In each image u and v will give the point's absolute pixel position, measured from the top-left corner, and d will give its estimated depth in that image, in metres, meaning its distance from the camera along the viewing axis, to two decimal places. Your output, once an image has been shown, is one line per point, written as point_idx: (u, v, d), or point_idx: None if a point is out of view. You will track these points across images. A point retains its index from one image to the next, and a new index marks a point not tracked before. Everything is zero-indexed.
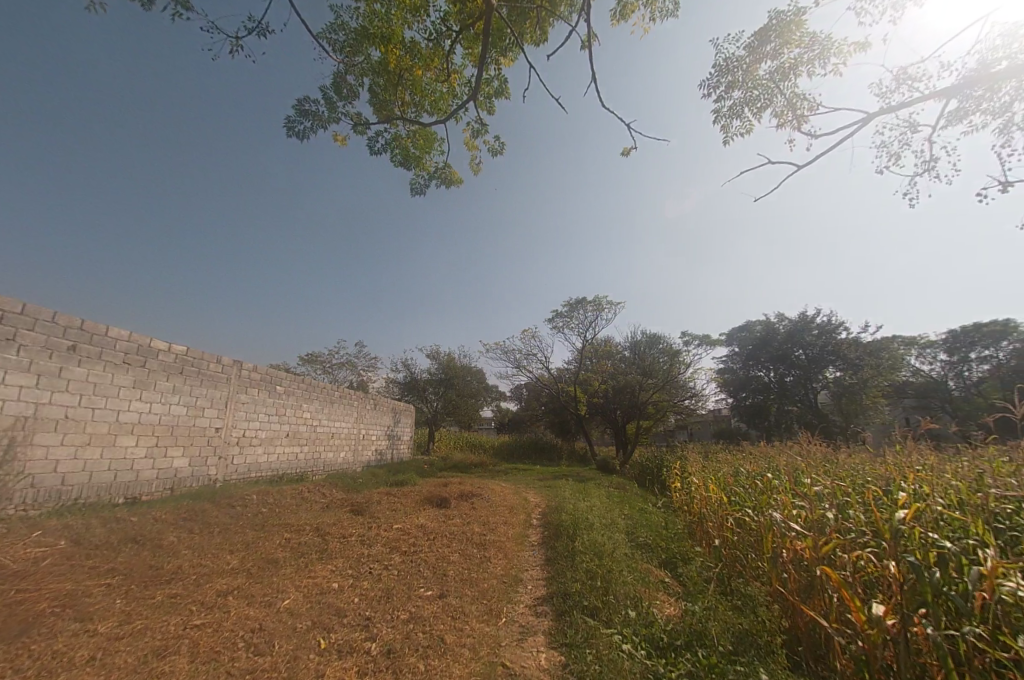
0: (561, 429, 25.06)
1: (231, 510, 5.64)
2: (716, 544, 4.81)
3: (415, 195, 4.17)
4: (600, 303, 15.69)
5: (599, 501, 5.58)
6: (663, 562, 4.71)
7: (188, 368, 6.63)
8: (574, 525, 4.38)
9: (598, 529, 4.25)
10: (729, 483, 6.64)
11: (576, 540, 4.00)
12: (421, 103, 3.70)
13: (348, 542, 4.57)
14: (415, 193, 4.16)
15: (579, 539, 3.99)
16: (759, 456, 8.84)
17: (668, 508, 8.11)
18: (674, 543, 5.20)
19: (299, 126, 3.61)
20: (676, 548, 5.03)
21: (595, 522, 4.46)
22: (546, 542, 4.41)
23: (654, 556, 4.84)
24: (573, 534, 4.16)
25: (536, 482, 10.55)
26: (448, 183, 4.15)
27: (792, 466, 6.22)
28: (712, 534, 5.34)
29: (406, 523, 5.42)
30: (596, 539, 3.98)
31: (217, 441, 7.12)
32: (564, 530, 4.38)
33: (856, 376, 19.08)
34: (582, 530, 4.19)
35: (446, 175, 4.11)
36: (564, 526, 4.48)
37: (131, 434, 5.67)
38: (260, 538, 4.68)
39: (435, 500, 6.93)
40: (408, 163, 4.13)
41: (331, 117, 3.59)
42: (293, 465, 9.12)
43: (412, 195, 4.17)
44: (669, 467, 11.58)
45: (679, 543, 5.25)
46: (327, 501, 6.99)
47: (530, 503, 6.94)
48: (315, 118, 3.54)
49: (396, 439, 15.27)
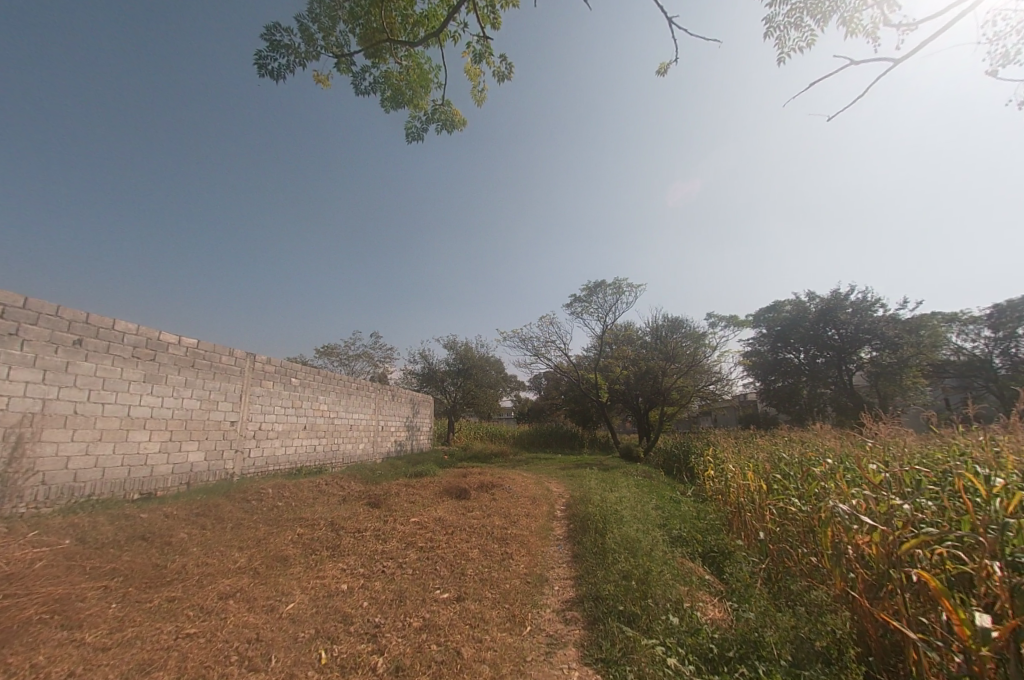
0: (582, 418, 24.66)
1: (246, 504, 5.49)
2: (761, 537, 4.37)
3: (410, 141, 3.83)
4: (619, 286, 15.08)
5: (629, 493, 5.18)
6: (702, 557, 4.32)
7: (200, 361, 6.50)
8: (603, 519, 4.02)
9: (629, 523, 3.87)
10: (770, 470, 6.12)
11: (606, 536, 3.64)
12: (409, 25, 3.33)
13: (363, 537, 4.33)
14: (411, 139, 3.83)
15: (610, 535, 3.62)
16: (798, 441, 8.20)
17: (699, 497, 7.65)
18: (713, 536, 4.79)
19: (270, 61, 3.20)
20: (715, 541, 4.62)
21: (626, 515, 4.07)
22: (573, 536, 4.07)
23: (691, 549, 4.46)
24: (603, 528, 3.80)
25: (557, 471, 10.19)
26: (447, 124, 3.82)
27: (840, 450, 5.65)
28: (755, 525, 4.88)
29: (425, 516, 5.15)
30: (628, 534, 3.62)
31: (233, 435, 7.02)
32: (593, 524, 4.02)
33: (894, 355, 17.88)
34: (613, 525, 3.81)
35: (446, 114, 3.78)
36: (592, 519, 4.13)
37: (143, 428, 5.58)
38: (272, 534, 4.49)
39: (455, 491, 6.68)
40: (400, 106, 3.82)
41: (308, 51, 3.26)
42: (312, 457, 9.04)
43: (407, 141, 3.83)
44: (698, 454, 11.05)
45: (717, 535, 4.84)
46: (344, 494, 6.83)
47: (554, 493, 6.59)
48: (290, 52, 3.19)
49: (416, 431, 15.16)
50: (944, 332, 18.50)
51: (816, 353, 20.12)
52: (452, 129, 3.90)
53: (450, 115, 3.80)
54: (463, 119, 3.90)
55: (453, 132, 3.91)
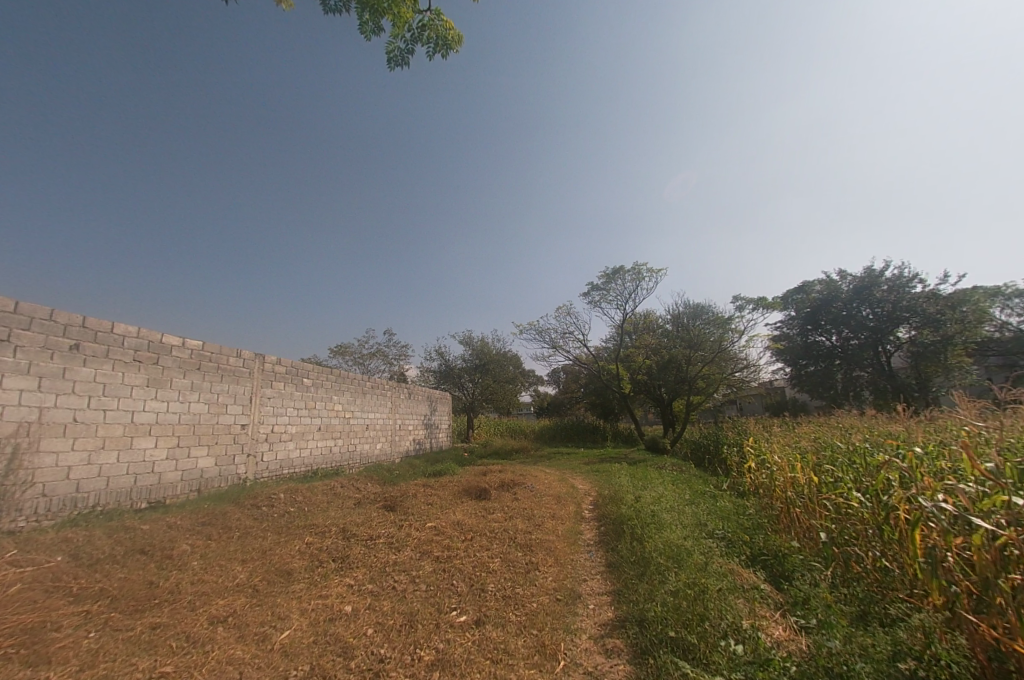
0: (603, 410, 24.08)
1: (255, 512, 5.23)
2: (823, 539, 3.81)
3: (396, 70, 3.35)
4: (639, 272, 14.45)
5: (664, 490, 4.68)
6: (754, 562, 3.81)
7: (205, 364, 6.27)
8: (642, 522, 3.54)
9: (671, 527, 3.38)
10: (821, 461, 5.49)
11: (647, 542, 3.16)
12: None
13: (375, 546, 3.97)
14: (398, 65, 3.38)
15: (651, 541, 3.15)
16: (845, 428, 7.46)
17: (736, 492, 7.06)
18: (764, 536, 4.25)
19: None
20: (767, 542, 4.09)
21: (666, 518, 3.57)
22: (606, 542, 3.61)
23: (740, 551, 3.95)
24: (642, 533, 3.33)
25: (581, 467, 9.73)
26: (443, 41, 3.36)
27: (903, 437, 4.98)
28: (811, 524, 4.31)
29: (442, 520, 4.78)
30: (673, 540, 3.13)
31: (245, 438, 6.82)
32: (630, 527, 3.54)
33: (935, 334, 16.59)
34: (651, 530, 3.32)
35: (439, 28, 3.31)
36: (628, 522, 3.66)
37: (148, 435, 5.39)
38: (279, 544, 4.19)
39: (475, 491, 6.29)
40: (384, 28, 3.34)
41: None
42: (328, 459, 8.82)
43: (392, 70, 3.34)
44: (731, 444, 10.40)
45: (768, 536, 4.31)
46: (359, 496, 6.53)
47: (580, 491, 6.13)
48: None
49: (434, 429, 14.89)
50: (990, 307, 17.03)
51: (849, 335, 18.89)
52: (445, 48, 3.38)
53: (442, 31, 3.34)
54: (456, 34, 3.38)
55: (447, 52, 3.41)
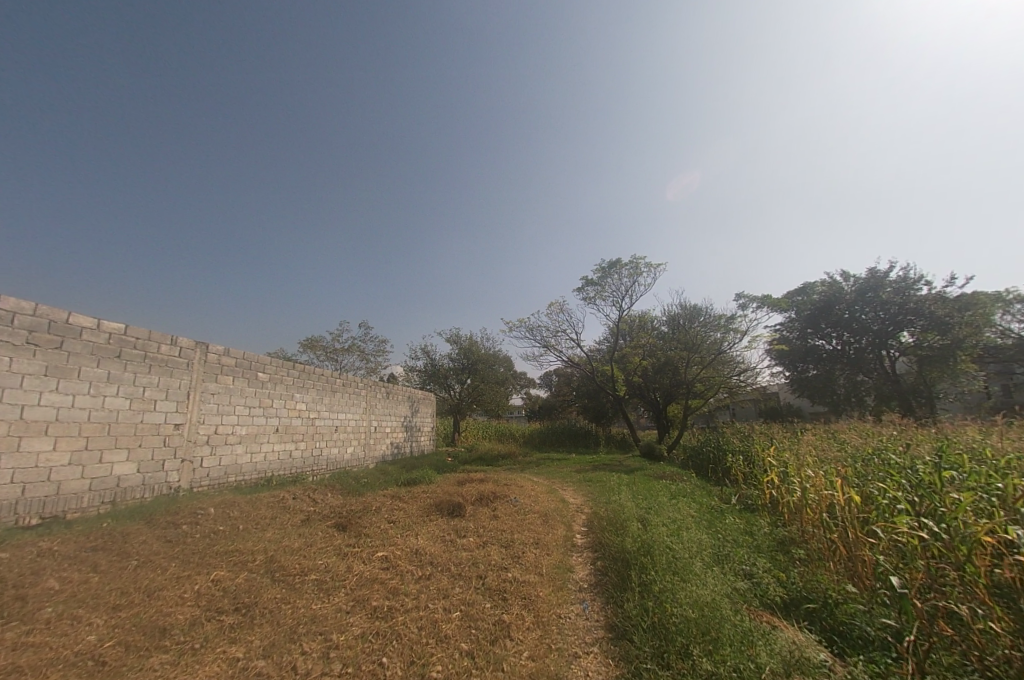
0: (595, 414, 23.25)
1: (170, 533, 4.23)
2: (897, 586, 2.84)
3: None
4: (636, 266, 13.61)
5: (673, 513, 3.77)
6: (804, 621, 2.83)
7: (128, 352, 5.27)
8: (661, 567, 2.56)
9: (696, 576, 2.45)
10: (862, 479, 4.59)
11: (671, 608, 2.16)
12: None
13: (299, 589, 3.00)
14: None
15: (676, 607, 2.15)
16: (871, 438, 6.58)
17: (748, 510, 6.17)
18: (813, 580, 3.27)
19: None
20: (818, 593, 3.11)
21: (688, 560, 2.64)
22: (608, 596, 2.63)
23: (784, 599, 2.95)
24: (663, 589, 2.33)
25: (572, 475, 8.81)
26: None
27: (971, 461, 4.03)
28: (867, 562, 3.39)
29: (398, 546, 3.84)
30: (708, 604, 2.15)
31: (179, 442, 5.80)
32: (646, 574, 2.57)
33: (942, 338, 15.88)
34: (672, 582, 2.37)
35: None
36: (641, 565, 2.67)
37: (43, 436, 4.36)
38: (176, 582, 3.22)
39: (447, 505, 5.33)
40: None
41: None
42: (287, 465, 7.82)
43: None
44: (737, 451, 9.54)
45: (817, 577, 3.33)
46: (311, 510, 5.55)
47: (571, 508, 5.22)
48: None
49: (415, 431, 13.88)
50: (998, 311, 16.32)
51: (853, 339, 18.14)
52: None
53: None
54: None
55: None
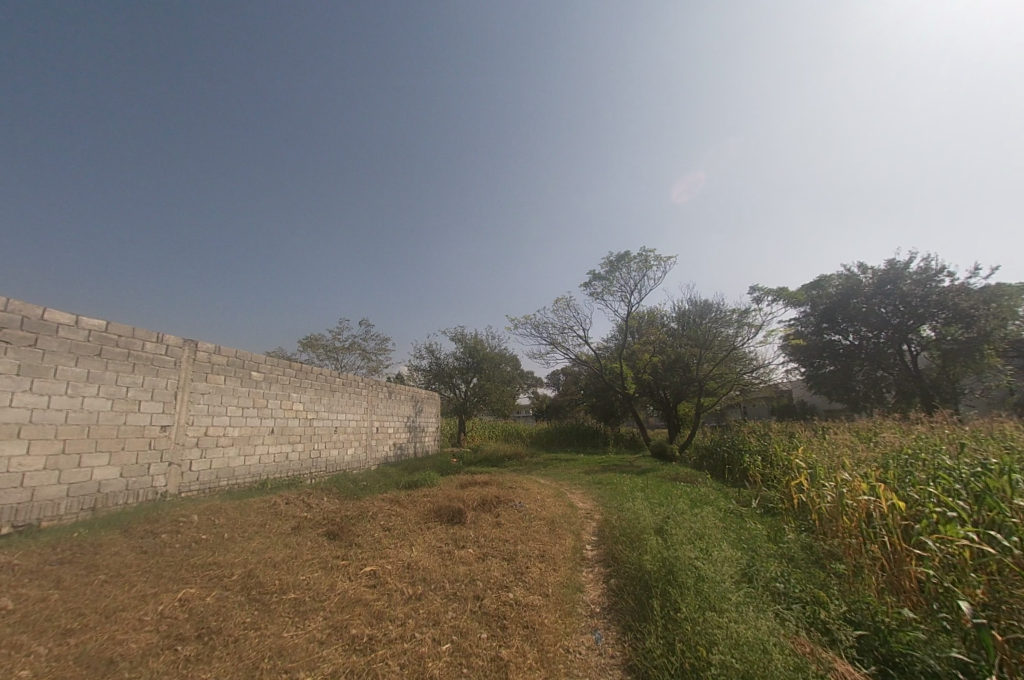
0: (604, 413, 22.79)
1: (146, 544, 3.93)
2: (967, 614, 2.36)
3: None
4: (645, 260, 13.16)
5: (695, 523, 3.36)
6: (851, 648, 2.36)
7: (109, 350, 4.99)
8: (691, 597, 2.13)
9: (733, 606, 2.03)
10: (903, 483, 4.13)
11: (707, 654, 1.72)
12: None
13: (272, 612, 2.65)
14: None
15: (714, 653, 1.71)
16: (905, 437, 6.08)
17: (770, 515, 5.72)
18: (860, 601, 2.81)
19: None
20: (869, 617, 2.61)
21: (721, 583, 2.23)
22: (627, 628, 2.21)
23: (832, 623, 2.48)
24: (696, 631, 1.88)
25: (580, 478, 8.42)
26: None
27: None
28: (922, 580, 2.94)
29: (389, 559, 3.49)
30: (752, 645, 1.74)
31: (166, 445, 5.52)
32: (673, 608, 2.13)
33: (967, 332, 15.19)
34: (703, 615, 1.96)
35: None
36: (667, 597, 2.23)
37: (15, 440, 4.08)
38: (141, 601, 2.91)
39: (447, 511, 4.98)
40: None
41: None
42: (283, 467, 7.54)
43: None
44: (754, 452, 9.06)
45: (866, 598, 2.85)
46: (303, 517, 5.22)
47: (580, 515, 4.84)
48: None
49: (419, 432, 13.57)
50: None
51: (871, 334, 17.44)
52: None
53: None
54: None
55: None
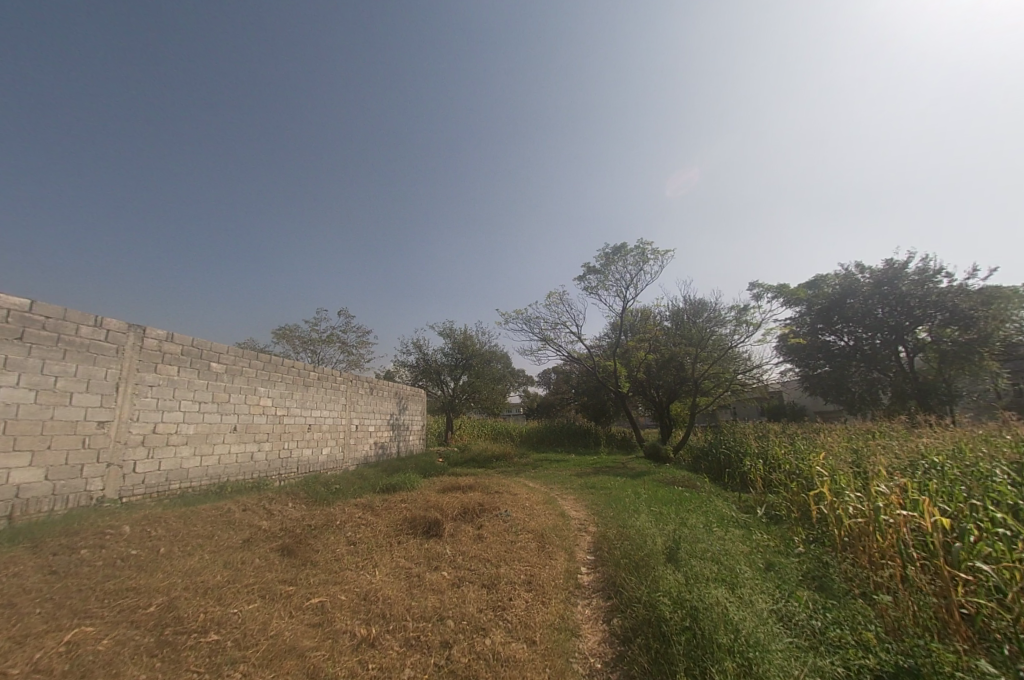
0: (595, 412, 22.38)
1: (58, 563, 3.29)
2: None
3: None
4: (642, 253, 12.67)
5: (709, 545, 2.82)
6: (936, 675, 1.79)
7: (34, 334, 4.28)
8: (733, 670, 1.54)
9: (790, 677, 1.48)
10: (936, 494, 3.65)
11: None
12: None
13: (178, 668, 2.04)
14: None
15: None
16: (922, 443, 5.64)
17: (777, 525, 5.25)
18: (917, 645, 2.27)
19: None
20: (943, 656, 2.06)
21: (769, 642, 1.66)
22: None
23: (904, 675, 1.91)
24: None
25: (573, 481, 7.89)
26: None
27: None
28: (989, 617, 2.42)
29: (344, 585, 2.90)
30: None
31: (104, 443, 4.85)
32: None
33: (965, 333, 14.99)
34: None
35: None
36: (699, 667, 1.63)
37: None
38: (18, 645, 2.29)
39: (422, 521, 4.39)
40: None
41: None
42: (247, 468, 6.89)
43: None
44: (754, 454, 8.61)
45: (927, 642, 2.30)
46: (260, 526, 4.61)
47: (572, 526, 4.30)
48: None
49: (402, 430, 12.95)
50: None
51: (867, 334, 17.24)
52: None
53: None
54: None
55: None
